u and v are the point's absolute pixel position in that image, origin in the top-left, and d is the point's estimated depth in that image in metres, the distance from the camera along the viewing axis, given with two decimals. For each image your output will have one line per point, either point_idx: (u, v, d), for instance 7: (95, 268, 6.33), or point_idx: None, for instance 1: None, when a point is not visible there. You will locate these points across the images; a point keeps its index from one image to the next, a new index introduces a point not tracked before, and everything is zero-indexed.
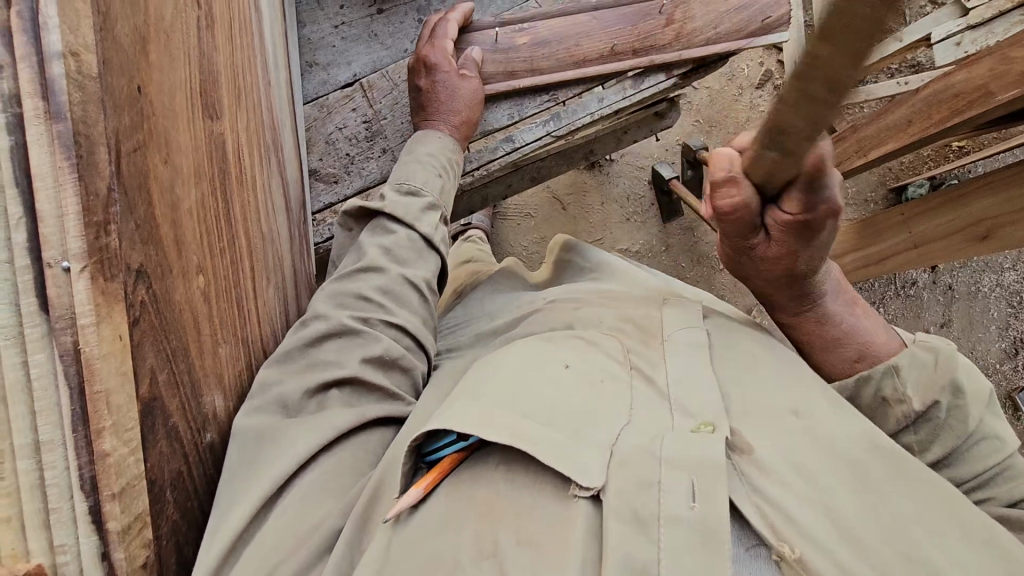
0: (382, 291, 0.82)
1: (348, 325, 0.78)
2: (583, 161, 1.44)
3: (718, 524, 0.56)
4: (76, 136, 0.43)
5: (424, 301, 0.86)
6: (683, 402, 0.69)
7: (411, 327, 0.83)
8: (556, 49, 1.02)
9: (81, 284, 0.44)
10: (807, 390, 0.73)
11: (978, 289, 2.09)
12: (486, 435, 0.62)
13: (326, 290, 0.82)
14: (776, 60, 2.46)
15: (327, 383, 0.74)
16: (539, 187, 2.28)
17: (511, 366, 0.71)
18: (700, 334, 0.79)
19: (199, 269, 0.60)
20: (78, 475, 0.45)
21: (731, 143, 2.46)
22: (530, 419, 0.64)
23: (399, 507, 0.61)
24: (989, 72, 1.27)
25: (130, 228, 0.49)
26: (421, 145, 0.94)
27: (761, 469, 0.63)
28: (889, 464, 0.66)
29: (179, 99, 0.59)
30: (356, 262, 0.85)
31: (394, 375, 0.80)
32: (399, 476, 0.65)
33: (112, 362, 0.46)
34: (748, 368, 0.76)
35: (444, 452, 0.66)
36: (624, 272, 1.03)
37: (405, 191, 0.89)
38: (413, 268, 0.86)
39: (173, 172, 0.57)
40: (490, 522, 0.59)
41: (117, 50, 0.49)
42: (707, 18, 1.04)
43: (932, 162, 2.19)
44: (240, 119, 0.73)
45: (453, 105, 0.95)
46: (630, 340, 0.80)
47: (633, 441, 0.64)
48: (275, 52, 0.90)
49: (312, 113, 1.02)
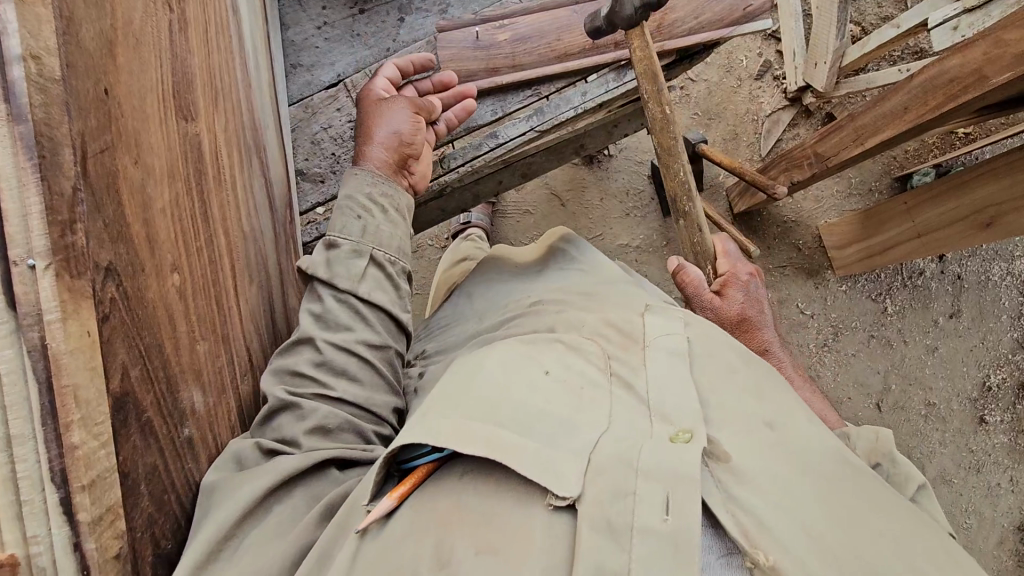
0: (314, 365, 0.83)
1: (283, 401, 0.79)
2: (574, 156, 1.44)
3: (690, 535, 0.58)
4: (38, 137, 0.44)
5: (365, 364, 0.86)
6: (661, 404, 0.70)
7: (351, 397, 0.83)
8: (537, 45, 1.04)
9: (47, 281, 0.45)
10: (786, 411, 0.77)
11: (988, 278, 2.06)
12: (461, 448, 0.65)
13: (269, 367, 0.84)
14: (774, 51, 2.45)
15: (270, 451, 0.76)
16: (537, 184, 2.28)
17: (486, 372, 0.73)
18: (679, 340, 0.79)
19: (175, 268, 0.62)
20: (48, 468, 0.46)
21: (730, 135, 2.44)
22: (505, 428, 0.66)
23: (369, 518, 0.65)
24: (982, 55, 1.25)
25: (98, 227, 0.50)
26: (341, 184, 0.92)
27: (736, 475, 0.65)
28: (856, 480, 0.72)
29: (151, 101, 0.60)
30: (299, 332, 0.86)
31: (343, 439, 0.81)
32: (370, 485, 0.68)
33: (79, 357, 0.47)
34: (726, 373, 0.78)
35: (417, 463, 0.69)
36: (613, 275, 1.07)
37: (332, 248, 0.88)
38: (349, 332, 0.86)
39: (145, 172, 0.58)
40: (455, 530, 0.61)
41: (82, 53, 0.50)
42: (687, 10, 1.04)
43: (937, 150, 2.16)
44: (217, 120, 0.74)
45: (369, 145, 0.94)
46: (610, 345, 0.82)
47: (611, 450, 0.65)
48: (256, 53, 0.91)
49: (297, 114, 1.03)
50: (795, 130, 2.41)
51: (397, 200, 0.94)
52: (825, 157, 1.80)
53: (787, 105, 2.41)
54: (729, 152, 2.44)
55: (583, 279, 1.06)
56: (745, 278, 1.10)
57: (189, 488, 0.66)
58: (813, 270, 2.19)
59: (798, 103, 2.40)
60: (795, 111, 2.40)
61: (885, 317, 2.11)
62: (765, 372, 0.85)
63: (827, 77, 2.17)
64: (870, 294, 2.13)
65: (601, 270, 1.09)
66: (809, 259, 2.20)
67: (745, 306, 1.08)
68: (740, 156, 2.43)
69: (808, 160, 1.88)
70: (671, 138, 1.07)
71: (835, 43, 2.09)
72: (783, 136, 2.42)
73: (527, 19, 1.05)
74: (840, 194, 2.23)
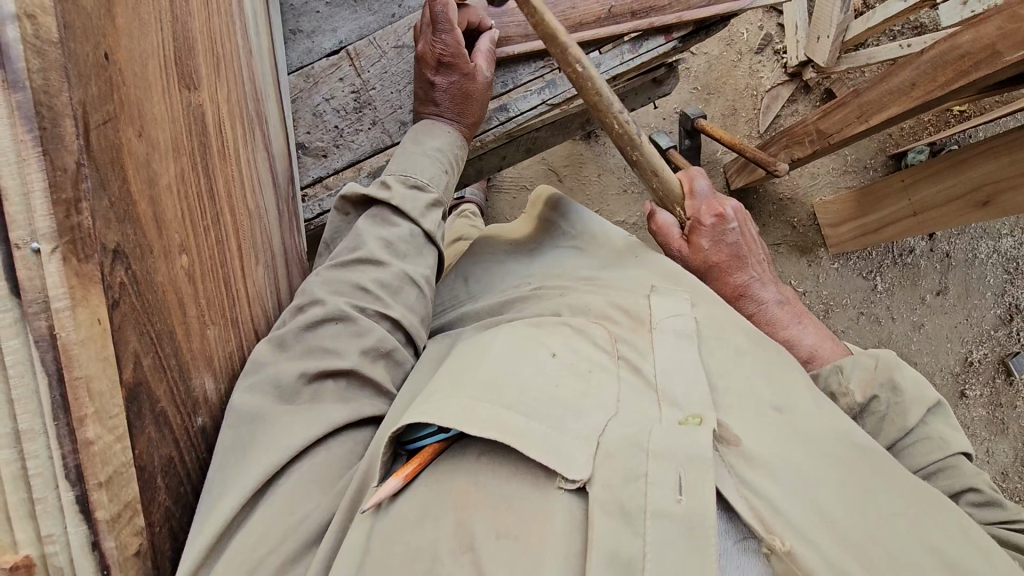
0: (379, 284, 0.80)
1: (345, 313, 0.76)
2: (579, 131, 1.41)
3: (704, 520, 0.58)
4: (37, 106, 0.40)
5: (420, 297, 0.84)
6: (671, 393, 0.70)
7: (406, 323, 0.81)
8: None
9: (53, 266, 0.41)
10: (793, 395, 0.75)
11: (975, 256, 2.09)
12: (469, 429, 0.63)
13: (322, 276, 0.80)
14: (775, 24, 2.41)
15: (323, 372, 0.72)
16: (534, 159, 2.24)
17: (496, 355, 0.71)
18: (687, 321, 0.80)
19: (183, 249, 0.58)
20: (62, 464, 0.43)
21: (729, 111, 2.41)
22: (517, 412, 0.64)
23: (378, 497, 0.62)
24: (997, 31, 1.23)
25: (104, 205, 0.46)
26: (427, 137, 0.90)
27: (749, 460, 0.65)
28: (866, 458, 0.71)
29: (152, 68, 0.55)
30: (352, 250, 0.82)
31: (391, 370, 0.79)
32: (378, 466, 0.64)
33: (91, 347, 0.43)
34: (734, 359, 0.77)
35: (424, 442, 0.67)
36: (623, 251, 1.02)
37: (411, 186, 0.86)
38: (413, 263, 0.84)
39: (149, 146, 0.54)
40: (467, 517, 0.58)
41: (80, 12, 0.45)
42: None
43: (932, 128, 2.16)
44: (219, 89, 0.69)
45: (465, 107, 0.93)
46: (619, 328, 0.81)
47: (620, 432, 0.64)
48: (255, 17, 0.85)
49: (298, 83, 0.98)
50: (794, 106, 2.39)
51: (462, 156, 0.94)
52: (827, 134, 1.79)
53: (787, 80, 2.38)
54: (727, 128, 2.41)
55: (581, 259, 1.04)
56: (711, 221, 1.02)
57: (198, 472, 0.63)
58: (807, 247, 2.20)
59: (798, 78, 2.37)
60: (795, 86, 2.38)
61: (874, 295, 2.13)
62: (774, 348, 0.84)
63: (830, 52, 2.15)
64: (861, 273, 2.15)
65: (605, 244, 1.05)
66: (804, 237, 2.20)
67: (711, 251, 1.01)
68: (739, 132, 2.41)
69: (809, 137, 1.87)
70: (595, 94, 0.90)
71: (839, 17, 2.06)
72: (782, 112, 2.40)
73: None
74: (836, 171, 2.23)
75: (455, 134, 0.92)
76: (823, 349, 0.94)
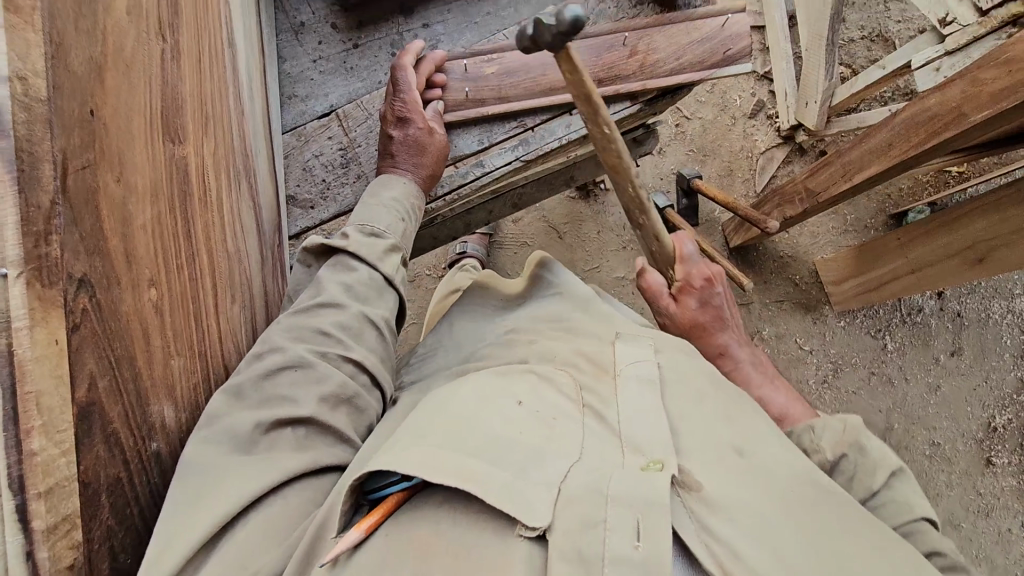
0: (340, 327, 0.83)
1: (305, 358, 0.78)
2: (564, 187, 1.48)
3: (662, 566, 0.58)
4: (17, 152, 0.46)
5: (380, 338, 0.88)
6: (632, 437, 0.71)
7: (367, 363, 0.84)
8: (521, 80, 1.06)
9: (17, 289, 0.46)
10: (753, 433, 0.76)
11: (988, 315, 2.06)
12: (429, 477, 0.63)
13: (282, 324, 0.82)
14: (767, 91, 2.52)
15: (282, 419, 0.74)
16: (535, 217, 2.32)
17: (456, 400, 0.72)
18: (650, 367, 0.80)
19: (152, 282, 0.63)
20: (6, 475, 0.46)
21: (725, 172, 2.49)
22: (476, 458, 0.65)
23: (338, 549, 0.61)
24: (961, 94, 1.28)
25: (74, 239, 0.52)
26: (384, 189, 0.97)
27: (709, 505, 0.65)
28: (828, 498, 0.71)
29: (137, 123, 0.63)
30: (312, 296, 0.86)
31: (352, 416, 0.81)
32: (337, 518, 0.64)
33: (45, 364, 0.48)
34: (695, 402, 0.78)
35: (388, 492, 0.67)
36: (583, 298, 1.03)
37: (368, 233, 0.91)
38: (374, 307, 0.89)
39: (127, 190, 0.60)
40: (428, 565, 0.59)
41: (69, 76, 0.53)
42: (669, 51, 1.02)
43: (931, 188, 2.19)
44: (206, 144, 0.77)
45: (421, 159, 0.99)
46: (582, 374, 0.82)
47: (580, 480, 0.65)
48: (251, 83, 0.95)
49: (291, 142, 1.07)
50: (789, 167, 2.46)
51: (415, 207, 0.99)
52: (815, 192, 1.82)
53: (781, 143, 2.47)
54: (725, 188, 2.47)
55: (558, 303, 1.05)
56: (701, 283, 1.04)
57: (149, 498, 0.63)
58: (811, 304, 2.18)
59: (791, 140, 2.45)
60: (789, 148, 2.46)
61: (884, 355, 2.09)
62: (737, 393, 0.84)
63: (818, 115, 2.23)
64: (869, 331, 2.12)
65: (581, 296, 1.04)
66: (806, 294, 2.19)
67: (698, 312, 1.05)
68: (736, 192, 2.48)
69: (799, 196, 1.91)
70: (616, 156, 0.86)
71: (825, 83, 2.15)
72: (777, 173, 2.47)
73: (513, 54, 1.06)
74: (836, 230, 2.24)
75: (410, 185, 0.98)
76: (793, 410, 0.97)
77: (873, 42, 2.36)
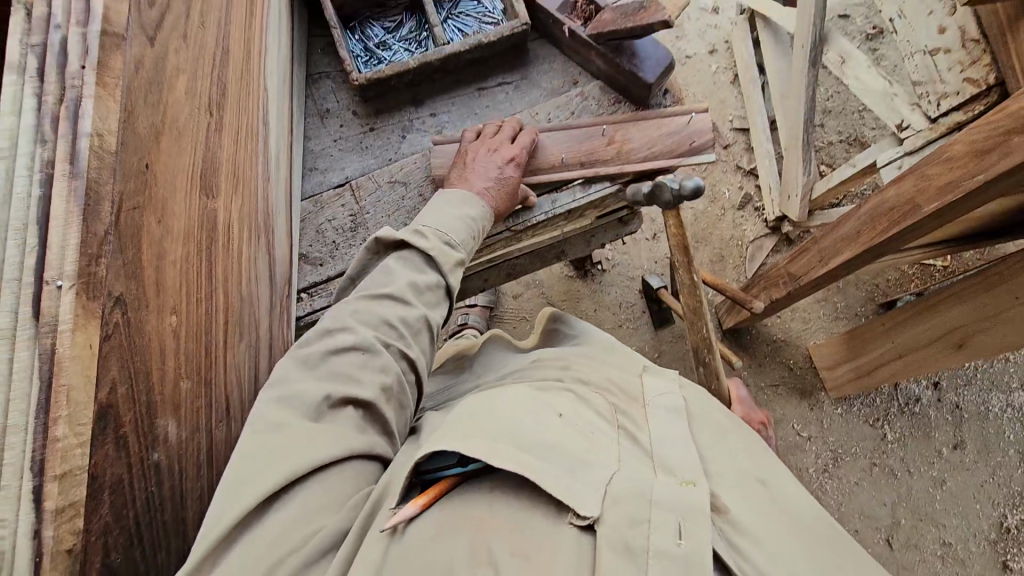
0: (404, 322, 0.92)
1: (372, 344, 0.87)
2: (556, 260, 1.60)
3: (699, 561, 0.64)
4: (87, 191, 0.59)
5: (432, 342, 0.96)
6: (664, 457, 0.77)
7: (419, 360, 0.92)
8: (558, 146, 1.18)
9: (68, 298, 0.56)
10: (769, 468, 0.84)
11: (987, 409, 2.08)
12: (494, 463, 0.70)
13: (355, 303, 0.91)
14: (754, 185, 2.71)
15: (345, 398, 0.83)
16: (534, 294, 2.44)
17: (505, 405, 0.79)
18: (675, 398, 0.88)
19: (174, 310, 0.73)
20: (31, 457, 0.54)
21: (717, 259, 2.64)
22: (531, 453, 0.71)
23: (400, 517, 0.70)
24: (914, 187, 1.41)
25: (118, 264, 0.63)
26: (466, 206, 1.04)
27: (735, 525, 0.71)
28: (830, 534, 0.78)
29: (181, 178, 0.76)
30: (383, 284, 0.95)
31: (398, 410, 0.89)
32: (399, 491, 0.74)
33: (78, 363, 0.56)
34: (718, 434, 0.86)
35: (444, 474, 0.75)
36: (607, 344, 1.12)
37: (445, 242, 0.99)
38: (433, 310, 0.97)
39: (165, 230, 0.72)
40: (484, 540, 0.67)
41: (135, 136, 0.66)
42: (641, 140, 1.16)
43: (918, 280, 2.29)
44: (234, 200, 0.90)
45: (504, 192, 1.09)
46: (615, 398, 0.88)
47: (624, 482, 0.71)
48: (279, 156, 1.10)
49: (308, 208, 1.21)
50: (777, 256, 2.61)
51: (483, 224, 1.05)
52: (796, 276, 1.93)
53: (769, 233, 2.63)
54: (716, 274, 2.62)
55: (585, 347, 1.12)
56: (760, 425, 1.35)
57: (145, 510, 0.69)
58: (807, 391, 2.20)
59: (779, 231, 2.61)
60: (777, 238, 2.61)
61: (885, 445, 2.09)
62: (750, 433, 0.92)
63: (800, 207, 2.38)
64: (867, 419, 2.13)
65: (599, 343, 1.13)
66: (802, 380, 2.22)
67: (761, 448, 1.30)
68: (727, 277, 2.61)
69: (783, 280, 2.02)
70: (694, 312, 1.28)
71: (804, 179, 2.32)
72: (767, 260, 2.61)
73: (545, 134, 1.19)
74: (828, 317, 2.30)
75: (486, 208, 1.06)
76: None
77: (850, 145, 2.58)
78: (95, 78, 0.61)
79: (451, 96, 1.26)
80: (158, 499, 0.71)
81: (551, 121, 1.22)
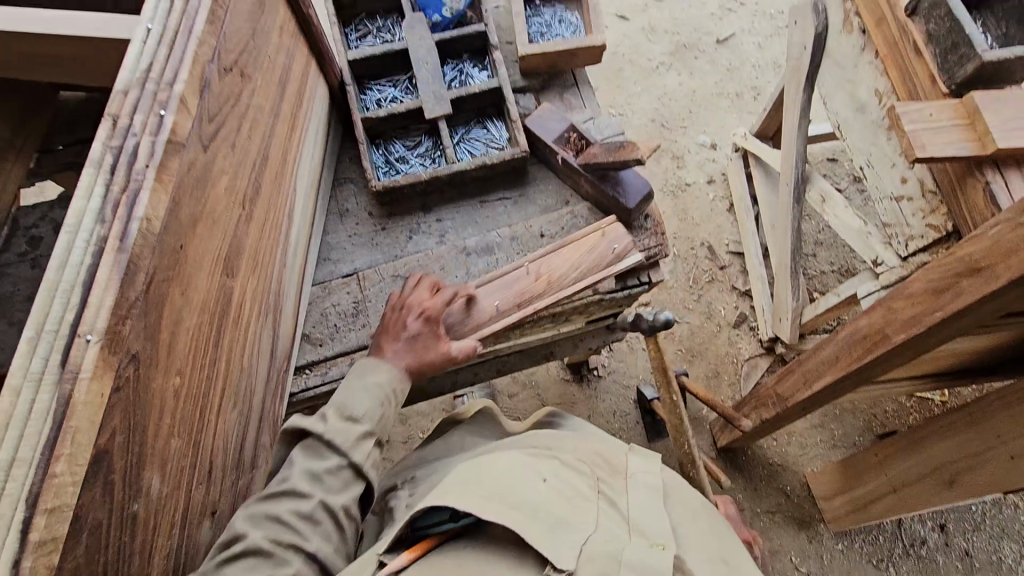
0: (300, 516, 0.96)
1: (263, 546, 0.92)
2: (545, 360, 1.68)
3: None
4: (127, 263, 0.70)
5: (338, 528, 1.00)
6: (638, 526, 0.90)
7: (321, 553, 0.96)
8: (480, 301, 1.20)
9: (93, 350, 0.66)
10: (733, 551, 0.98)
11: (1001, 560, 2.02)
12: (484, 516, 0.85)
13: (249, 509, 0.96)
14: (749, 305, 2.83)
15: None
16: (529, 393, 2.48)
17: (500, 468, 0.93)
18: (654, 475, 1.01)
19: (179, 372, 0.82)
20: (27, 491, 0.60)
21: (712, 374, 2.70)
22: (517, 510, 0.86)
23: (391, 565, 0.85)
24: (882, 318, 1.48)
25: (140, 327, 0.73)
26: (372, 374, 1.11)
27: None
28: None
29: (207, 258, 0.88)
30: (281, 479, 0.99)
31: None
32: (393, 541, 0.89)
33: (88, 408, 0.65)
34: (687, 516, 1.01)
35: (432, 530, 0.92)
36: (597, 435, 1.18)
37: (345, 418, 1.06)
38: (336, 495, 1.01)
39: (186, 301, 0.83)
40: None
41: (176, 222, 0.80)
42: (567, 267, 1.23)
43: (916, 413, 2.30)
44: (249, 280, 1.02)
45: (430, 352, 1.14)
46: (599, 469, 1.02)
47: (596, 545, 0.85)
48: (297, 245, 1.24)
49: (316, 292, 1.33)
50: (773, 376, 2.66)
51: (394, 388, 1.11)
52: (784, 397, 1.96)
53: (764, 353, 2.70)
54: (712, 389, 2.67)
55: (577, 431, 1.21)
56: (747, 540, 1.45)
57: (115, 559, 0.73)
58: (805, 520, 2.15)
59: (774, 352, 2.69)
60: (772, 358, 2.69)
61: None
62: (716, 517, 1.06)
63: (791, 330, 2.45)
64: (872, 559, 2.07)
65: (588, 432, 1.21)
66: (800, 508, 2.17)
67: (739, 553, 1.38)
68: (723, 393, 2.66)
69: (771, 399, 2.04)
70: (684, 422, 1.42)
71: (793, 304, 2.41)
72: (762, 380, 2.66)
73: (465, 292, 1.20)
74: (824, 442, 2.28)
75: (400, 375, 1.12)
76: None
77: (841, 276, 2.72)
78: (155, 175, 0.75)
79: (457, 204, 1.41)
80: (128, 550, 0.75)
81: (543, 236, 1.37)
